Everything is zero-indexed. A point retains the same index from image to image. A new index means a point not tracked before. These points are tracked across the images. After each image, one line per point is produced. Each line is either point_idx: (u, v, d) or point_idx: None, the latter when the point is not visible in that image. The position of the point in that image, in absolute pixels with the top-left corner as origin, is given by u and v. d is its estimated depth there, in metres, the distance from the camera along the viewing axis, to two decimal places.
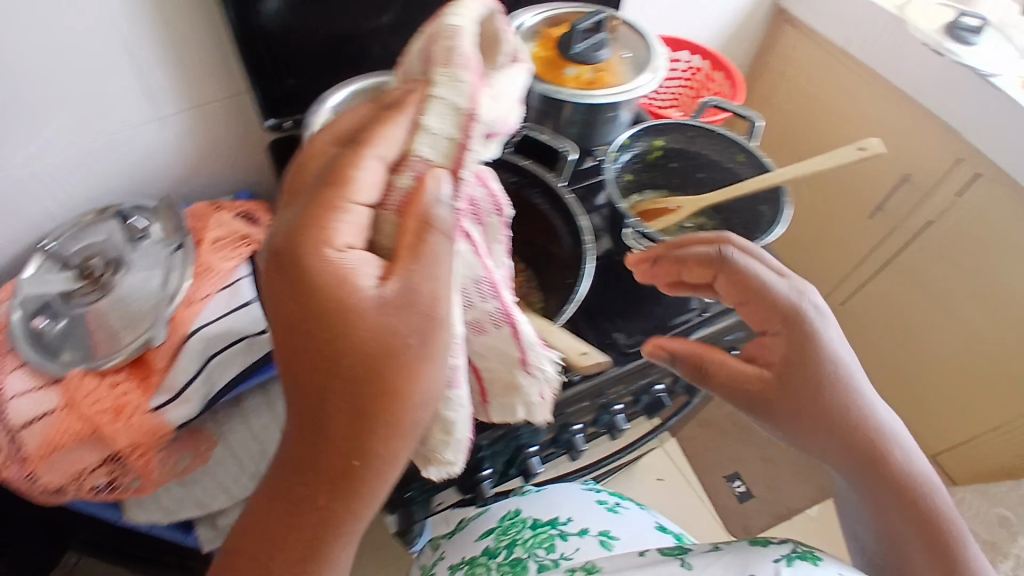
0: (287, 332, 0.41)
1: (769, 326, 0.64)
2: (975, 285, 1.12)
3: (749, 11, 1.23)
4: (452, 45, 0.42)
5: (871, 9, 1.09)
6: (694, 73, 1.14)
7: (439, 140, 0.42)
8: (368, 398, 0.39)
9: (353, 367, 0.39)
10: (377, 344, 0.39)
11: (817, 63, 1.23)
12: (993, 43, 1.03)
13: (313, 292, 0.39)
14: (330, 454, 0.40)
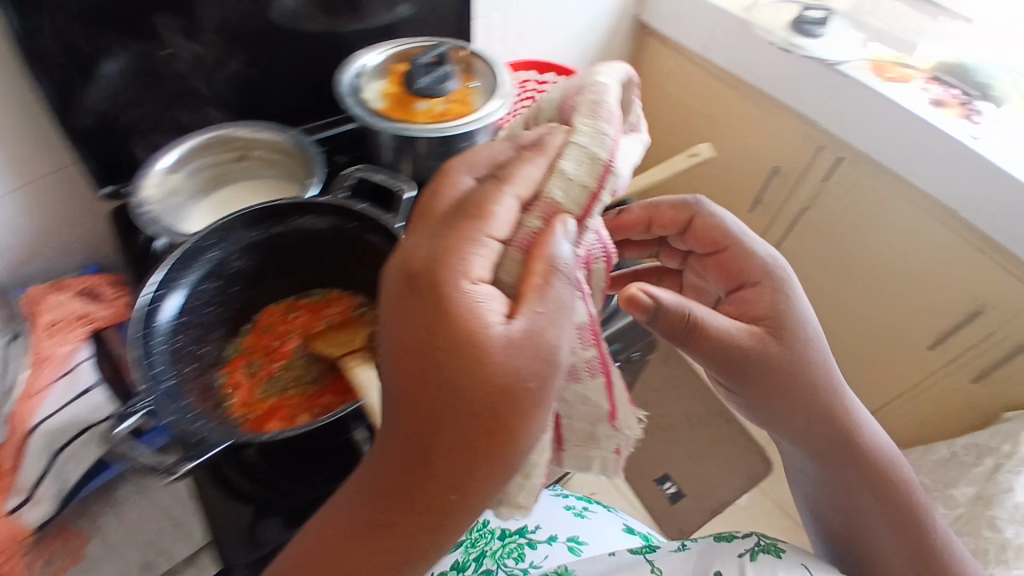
0: (400, 360, 0.36)
1: (748, 287, 0.61)
2: (855, 261, 1.17)
3: (614, 28, 1.26)
4: (597, 98, 0.46)
5: (717, 14, 1.12)
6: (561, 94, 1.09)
7: (572, 185, 0.43)
8: (485, 444, 0.35)
9: (471, 410, 0.35)
10: (507, 390, 0.35)
11: (682, 71, 1.27)
12: (843, 34, 1.06)
13: (443, 324, 0.35)
14: (429, 488, 0.36)
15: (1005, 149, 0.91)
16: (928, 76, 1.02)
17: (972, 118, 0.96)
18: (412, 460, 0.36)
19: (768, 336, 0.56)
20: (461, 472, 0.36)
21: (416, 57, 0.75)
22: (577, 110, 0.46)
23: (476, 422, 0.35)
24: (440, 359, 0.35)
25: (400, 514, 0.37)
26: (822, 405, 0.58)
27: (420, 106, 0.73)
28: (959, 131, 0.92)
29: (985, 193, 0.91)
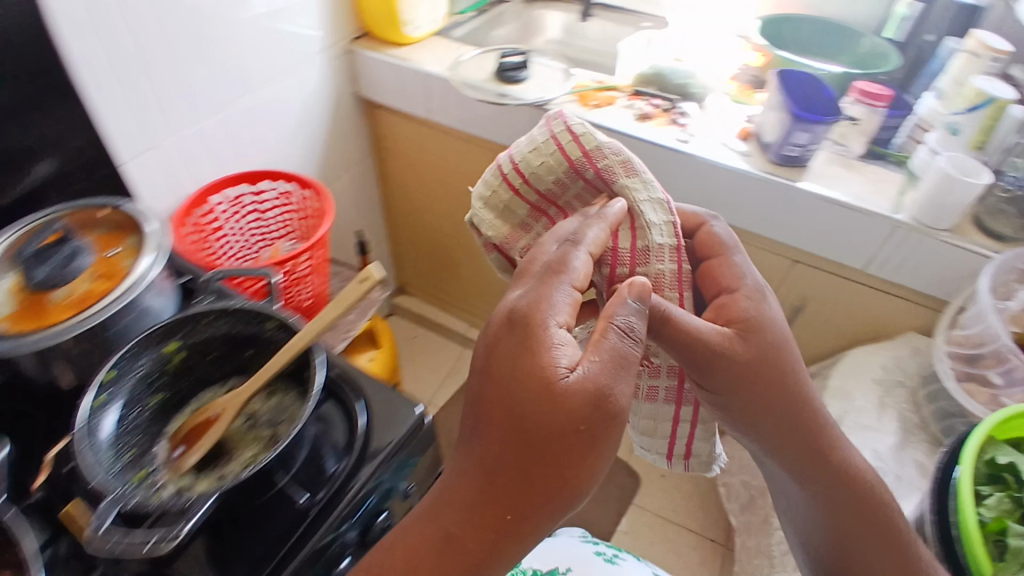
0: (489, 395, 0.49)
1: (725, 291, 0.61)
2: None
3: (337, 113, 1.22)
4: (627, 162, 0.62)
5: (426, 77, 1.11)
6: (287, 197, 1.02)
7: (661, 227, 0.62)
8: (550, 479, 0.47)
9: (535, 447, 0.46)
10: (567, 430, 0.46)
11: (419, 138, 1.27)
12: (546, 73, 1.09)
13: (528, 361, 0.48)
14: (497, 498, 0.47)
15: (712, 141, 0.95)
16: (633, 90, 1.04)
17: (681, 124, 0.97)
18: (482, 487, 0.47)
19: (740, 336, 0.58)
20: (518, 502, 0.47)
21: (23, 247, 0.61)
22: (613, 171, 0.63)
23: (539, 455, 0.47)
24: (520, 398, 0.47)
25: (464, 541, 0.47)
26: (793, 405, 0.59)
27: (55, 301, 0.58)
28: (670, 136, 0.95)
29: (707, 187, 0.94)
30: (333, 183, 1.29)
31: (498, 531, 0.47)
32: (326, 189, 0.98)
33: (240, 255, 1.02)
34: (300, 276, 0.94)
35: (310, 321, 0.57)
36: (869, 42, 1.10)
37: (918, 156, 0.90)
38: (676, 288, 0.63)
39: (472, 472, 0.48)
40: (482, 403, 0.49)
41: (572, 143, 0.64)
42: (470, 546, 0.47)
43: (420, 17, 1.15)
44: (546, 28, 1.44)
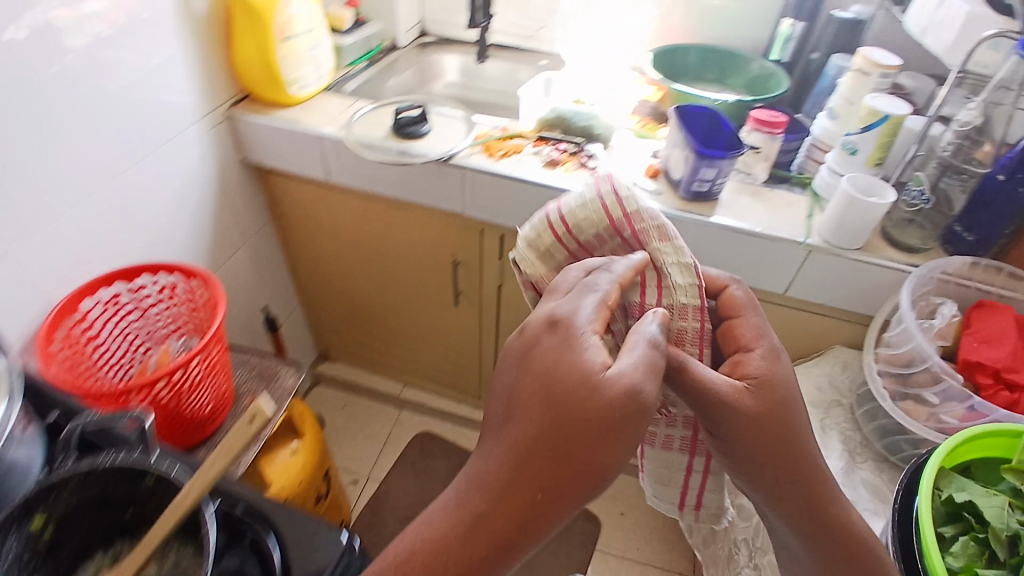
0: (523, 384, 0.48)
1: (746, 348, 0.60)
2: None
3: (225, 182, 1.12)
4: (664, 229, 0.61)
5: (319, 138, 1.03)
6: (172, 290, 0.91)
7: (686, 289, 0.60)
8: (577, 467, 0.44)
9: (566, 435, 0.45)
10: (600, 417, 0.45)
11: (320, 201, 1.18)
12: (448, 125, 1.05)
13: (563, 355, 0.48)
14: (522, 482, 0.45)
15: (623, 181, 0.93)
16: (538, 136, 1.01)
17: (592, 168, 0.95)
18: (506, 476, 0.45)
19: (751, 392, 0.57)
20: (540, 491, 0.44)
21: None
22: (647, 234, 0.61)
23: (566, 446, 0.45)
24: (556, 387, 0.47)
25: (478, 530, 0.44)
26: (804, 467, 0.56)
27: None
28: (578, 180, 0.93)
29: None
30: (230, 258, 1.18)
31: (516, 522, 0.44)
32: (215, 278, 0.88)
33: (122, 363, 0.90)
34: (195, 382, 0.84)
35: (194, 475, 0.47)
36: (757, 66, 1.12)
37: (820, 177, 0.89)
38: (698, 345, 0.62)
39: (498, 458, 0.46)
40: (516, 393, 0.48)
41: (613, 204, 0.63)
42: (483, 539, 0.44)
43: (306, 76, 1.08)
44: (445, 72, 1.39)
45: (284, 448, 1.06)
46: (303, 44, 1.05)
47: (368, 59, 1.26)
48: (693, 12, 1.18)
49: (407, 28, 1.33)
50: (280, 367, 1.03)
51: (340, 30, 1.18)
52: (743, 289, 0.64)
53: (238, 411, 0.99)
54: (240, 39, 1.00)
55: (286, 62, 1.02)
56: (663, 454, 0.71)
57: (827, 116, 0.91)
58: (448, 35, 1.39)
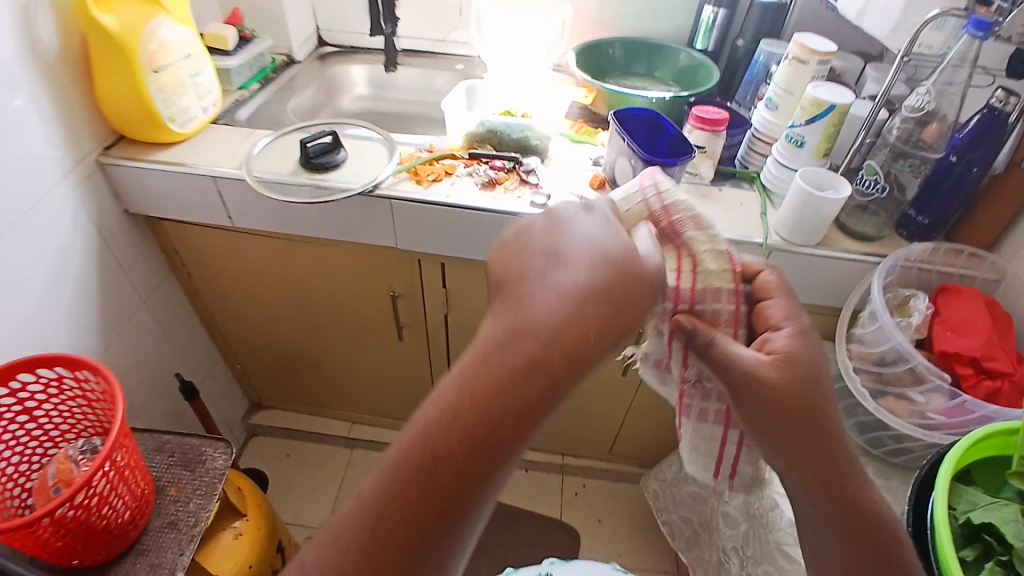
0: (543, 241, 0.45)
1: (775, 327, 0.57)
2: None
3: (106, 238, 0.96)
4: (698, 219, 0.60)
5: (217, 180, 0.89)
6: (57, 383, 0.78)
7: (719, 273, 0.59)
8: (620, 305, 0.42)
9: (607, 273, 0.43)
10: (635, 262, 0.44)
11: (225, 245, 1.04)
12: (365, 149, 0.94)
13: (584, 221, 0.47)
14: (566, 325, 0.40)
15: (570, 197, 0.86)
16: (470, 153, 0.92)
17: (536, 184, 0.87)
18: (550, 318, 0.40)
19: (779, 367, 0.53)
20: (591, 328, 0.40)
21: None
22: (680, 224, 0.60)
23: (614, 292, 0.42)
24: (585, 241, 0.45)
25: (524, 380, 0.38)
26: (829, 443, 0.53)
27: None
28: (519, 201, 0.85)
29: None
30: (129, 323, 1.03)
31: (566, 363, 0.39)
32: (107, 370, 0.75)
33: (16, 474, 0.78)
34: (101, 496, 0.72)
35: None
36: (685, 61, 1.09)
37: (768, 171, 0.86)
38: (732, 325, 0.60)
39: (534, 300, 0.41)
40: (531, 255, 0.44)
41: (651, 197, 0.60)
42: (534, 384, 0.38)
43: (190, 107, 0.93)
44: (353, 84, 1.27)
45: (227, 538, 0.92)
46: (181, 73, 0.90)
47: (262, 79, 1.12)
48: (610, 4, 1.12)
49: (302, 41, 1.20)
50: (204, 445, 0.91)
51: (225, 50, 1.03)
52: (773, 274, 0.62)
53: (160, 506, 0.85)
54: (101, 77, 0.85)
55: (162, 97, 0.88)
56: (698, 427, 0.66)
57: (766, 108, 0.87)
58: (351, 44, 1.27)
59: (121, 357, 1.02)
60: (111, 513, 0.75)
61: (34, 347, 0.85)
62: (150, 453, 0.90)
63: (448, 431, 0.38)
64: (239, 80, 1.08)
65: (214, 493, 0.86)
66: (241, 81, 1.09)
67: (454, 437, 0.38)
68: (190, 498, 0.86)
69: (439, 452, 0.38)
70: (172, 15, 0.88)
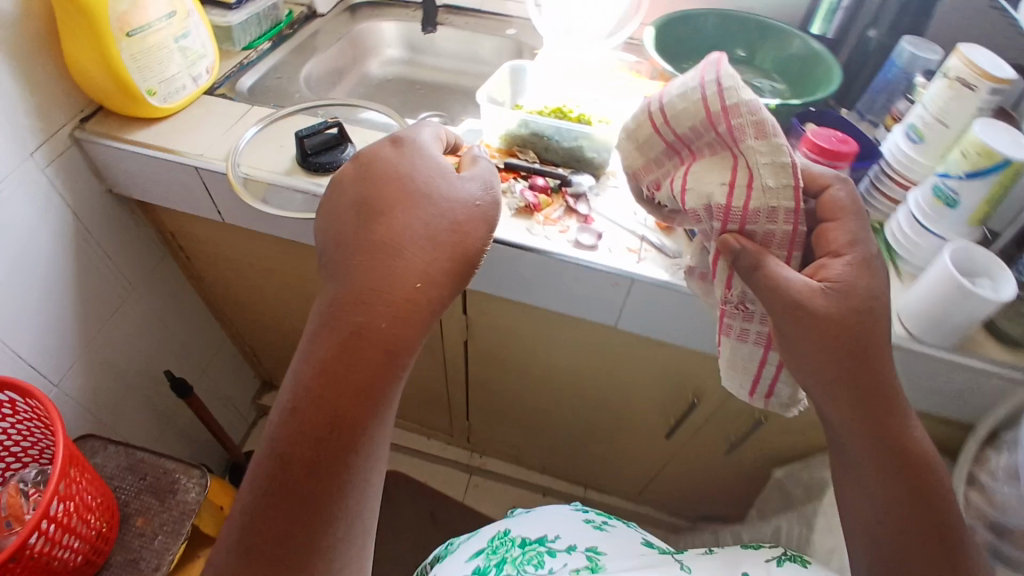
0: (372, 206, 0.53)
1: (833, 248, 0.48)
2: (545, 379, 0.92)
3: (83, 227, 0.81)
4: (759, 121, 0.45)
5: (200, 173, 0.74)
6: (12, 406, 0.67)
7: (776, 191, 0.47)
8: (447, 259, 0.52)
9: (434, 239, 0.52)
10: (459, 225, 0.53)
11: (220, 235, 0.89)
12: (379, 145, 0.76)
13: (409, 161, 0.56)
14: (397, 286, 0.49)
15: (626, 239, 0.67)
16: (504, 163, 0.73)
17: (586, 214, 0.69)
18: (368, 275, 0.49)
19: (834, 297, 0.45)
20: (425, 286, 0.50)
21: None
22: (740, 131, 0.46)
23: (437, 242, 0.52)
24: (407, 199, 0.53)
25: (369, 340, 0.48)
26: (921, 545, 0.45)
27: None
28: (561, 239, 0.67)
29: (630, 302, 0.67)
30: (116, 314, 0.90)
31: (406, 315, 0.49)
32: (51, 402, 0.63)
33: None
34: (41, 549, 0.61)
35: None
36: (797, 52, 0.88)
37: (893, 227, 0.66)
38: (787, 247, 0.49)
39: (367, 271, 0.50)
40: (358, 225, 0.53)
41: (709, 93, 0.46)
42: (378, 343, 0.48)
43: (175, 77, 0.76)
44: (385, 44, 1.08)
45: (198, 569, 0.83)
46: (161, 36, 0.73)
47: (274, 36, 0.95)
48: None
49: None
50: (178, 471, 0.82)
51: (227, 4, 0.86)
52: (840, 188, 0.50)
53: (123, 540, 0.76)
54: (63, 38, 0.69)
55: (136, 68, 0.71)
56: (736, 347, 0.54)
57: (905, 134, 0.66)
58: None
59: (109, 350, 0.90)
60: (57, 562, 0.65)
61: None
62: (119, 473, 0.80)
63: (318, 389, 0.47)
64: (246, 39, 0.91)
65: (181, 531, 0.77)
66: (248, 40, 0.91)
67: (323, 391, 0.47)
68: (155, 533, 0.77)
69: (315, 405, 0.47)
70: None
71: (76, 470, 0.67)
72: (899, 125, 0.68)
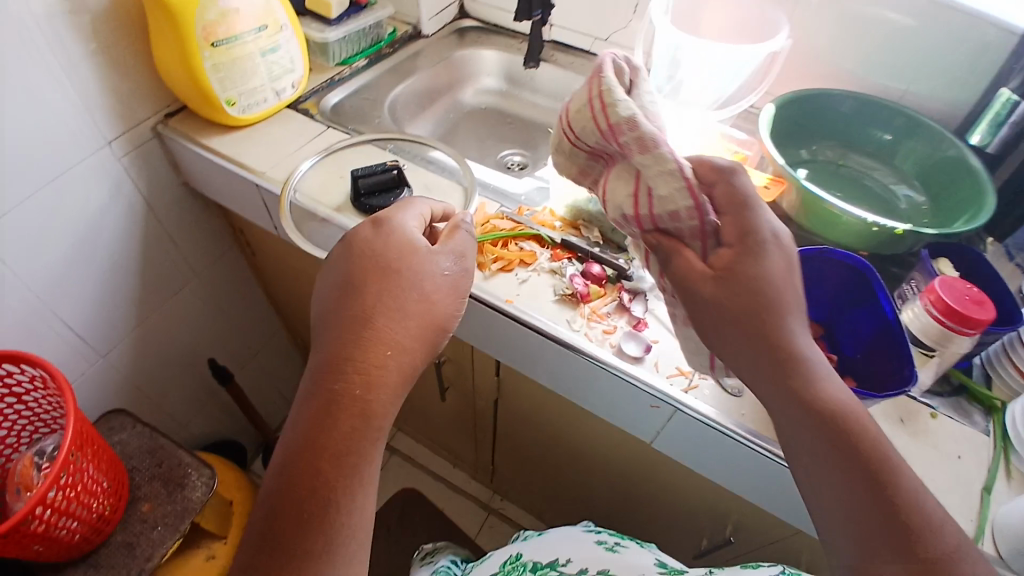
0: (349, 282, 0.49)
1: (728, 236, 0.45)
2: (571, 462, 0.86)
3: (158, 220, 0.83)
4: (638, 133, 0.48)
5: (260, 192, 0.72)
6: (44, 377, 0.63)
7: (672, 187, 0.47)
8: (422, 332, 0.48)
9: (414, 312, 0.48)
10: (440, 301, 0.50)
11: (282, 249, 0.90)
12: (438, 192, 0.72)
13: (389, 230, 0.51)
14: (368, 348, 0.45)
15: (679, 357, 0.59)
16: (561, 239, 0.67)
17: (639, 320, 0.61)
18: (341, 342, 0.46)
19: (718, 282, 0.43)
20: (398, 356, 0.47)
21: None
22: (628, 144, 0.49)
23: (413, 314, 0.48)
24: (385, 276, 0.49)
25: (342, 407, 0.43)
26: None
27: None
28: (604, 343, 0.59)
29: (669, 427, 0.60)
30: (174, 298, 0.90)
31: (380, 383, 0.45)
32: (64, 382, 0.60)
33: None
34: (32, 534, 0.58)
35: None
36: (946, 161, 0.74)
37: (1012, 411, 0.59)
38: (698, 237, 0.47)
39: (340, 340, 0.46)
40: (336, 299, 0.49)
41: (597, 109, 0.51)
42: (351, 409, 0.43)
43: (257, 90, 0.76)
44: (482, 73, 1.05)
45: (197, 559, 0.82)
46: (248, 49, 0.73)
47: (372, 54, 0.93)
48: (842, 36, 0.81)
49: (433, 12, 0.99)
50: (191, 465, 0.81)
51: (327, 19, 0.85)
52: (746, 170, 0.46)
53: (125, 522, 0.76)
54: (152, 33, 0.69)
55: (217, 77, 0.71)
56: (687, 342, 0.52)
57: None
58: (494, 22, 1.04)
59: (163, 331, 0.91)
60: (47, 545, 0.61)
61: (41, 322, 0.73)
62: (140, 454, 0.81)
63: (290, 464, 0.42)
64: (341, 54, 0.90)
65: (179, 529, 0.76)
66: (344, 55, 0.91)
67: (297, 466, 0.41)
68: (156, 523, 0.76)
69: (290, 483, 0.41)
70: None
71: (83, 456, 0.63)
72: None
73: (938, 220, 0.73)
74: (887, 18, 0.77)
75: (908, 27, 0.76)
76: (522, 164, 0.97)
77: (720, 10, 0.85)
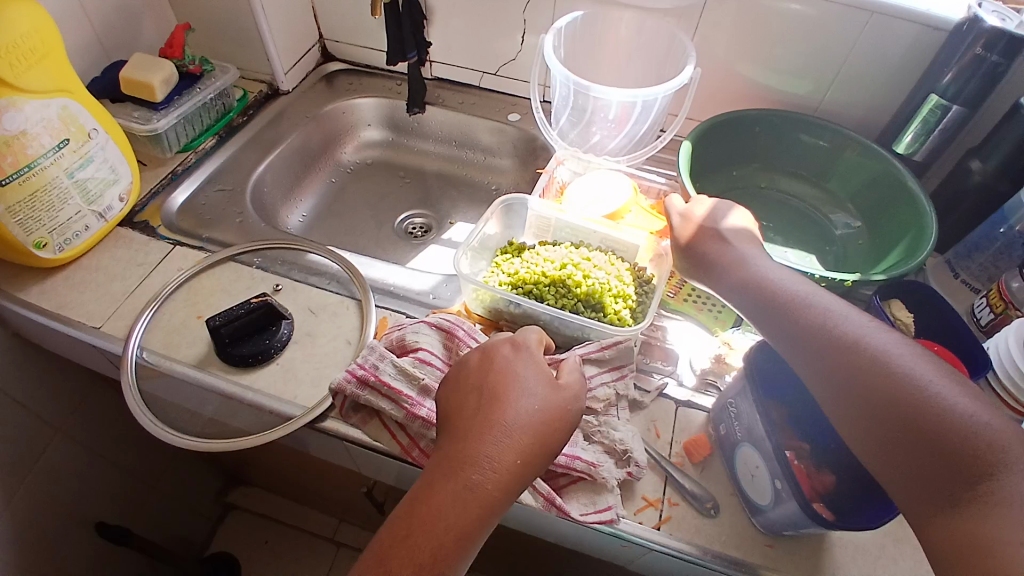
0: (482, 396, 0.43)
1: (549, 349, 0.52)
2: (534, 556, 0.77)
3: None
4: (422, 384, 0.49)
5: (101, 351, 0.58)
6: None
7: None
8: (551, 449, 0.42)
9: (538, 430, 0.41)
10: (570, 416, 0.44)
11: None
12: (326, 314, 0.60)
13: (522, 349, 0.46)
14: (485, 445, 0.40)
15: (641, 482, 0.51)
16: None
17: (590, 466, 0.48)
18: (461, 437, 0.41)
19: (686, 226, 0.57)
20: (525, 468, 0.40)
21: None
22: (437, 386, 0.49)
23: (534, 430, 0.41)
24: (506, 387, 0.43)
25: (463, 502, 0.39)
26: None
27: None
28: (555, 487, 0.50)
29: (641, 558, 0.52)
30: (35, 465, 0.75)
31: (499, 490, 0.39)
32: None
33: None
34: None
35: None
36: (877, 177, 0.68)
37: None
38: None
39: (468, 438, 0.41)
40: (473, 399, 0.43)
41: (381, 401, 0.49)
42: (470, 507, 0.39)
43: (74, 218, 0.60)
44: (361, 124, 0.91)
45: None
46: (50, 175, 0.57)
47: (221, 129, 0.78)
48: (742, 41, 0.73)
49: (289, 65, 0.84)
50: None
51: (152, 103, 0.69)
52: (459, 330, 0.53)
53: None
54: None
55: (15, 221, 0.55)
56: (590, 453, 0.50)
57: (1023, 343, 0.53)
58: (365, 61, 0.91)
59: (36, 502, 0.76)
60: None
61: None
62: None
63: (391, 548, 0.38)
64: (181, 139, 0.74)
65: None
66: (185, 139, 0.75)
67: (400, 552, 0.38)
68: None
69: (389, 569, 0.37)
70: (32, 93, 0.54)
71: None
72: (1012, 330, 0.54)
73: (874, 248, 0.68)
74: (787, 11, 0.69)
75: (817, 34, 0.69)
76: (426, 228, 0.84)
77: (620, 35, 0.75)
